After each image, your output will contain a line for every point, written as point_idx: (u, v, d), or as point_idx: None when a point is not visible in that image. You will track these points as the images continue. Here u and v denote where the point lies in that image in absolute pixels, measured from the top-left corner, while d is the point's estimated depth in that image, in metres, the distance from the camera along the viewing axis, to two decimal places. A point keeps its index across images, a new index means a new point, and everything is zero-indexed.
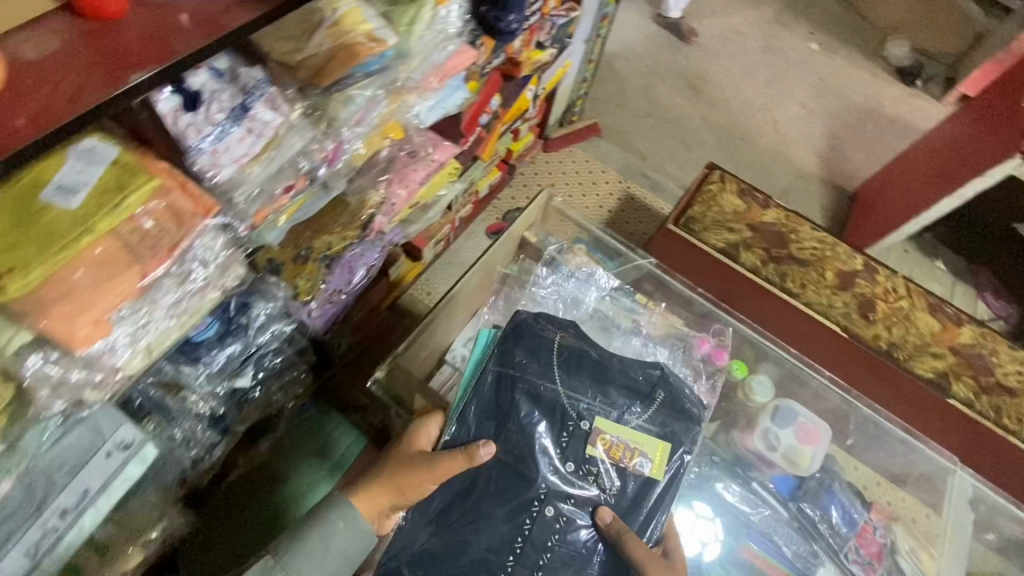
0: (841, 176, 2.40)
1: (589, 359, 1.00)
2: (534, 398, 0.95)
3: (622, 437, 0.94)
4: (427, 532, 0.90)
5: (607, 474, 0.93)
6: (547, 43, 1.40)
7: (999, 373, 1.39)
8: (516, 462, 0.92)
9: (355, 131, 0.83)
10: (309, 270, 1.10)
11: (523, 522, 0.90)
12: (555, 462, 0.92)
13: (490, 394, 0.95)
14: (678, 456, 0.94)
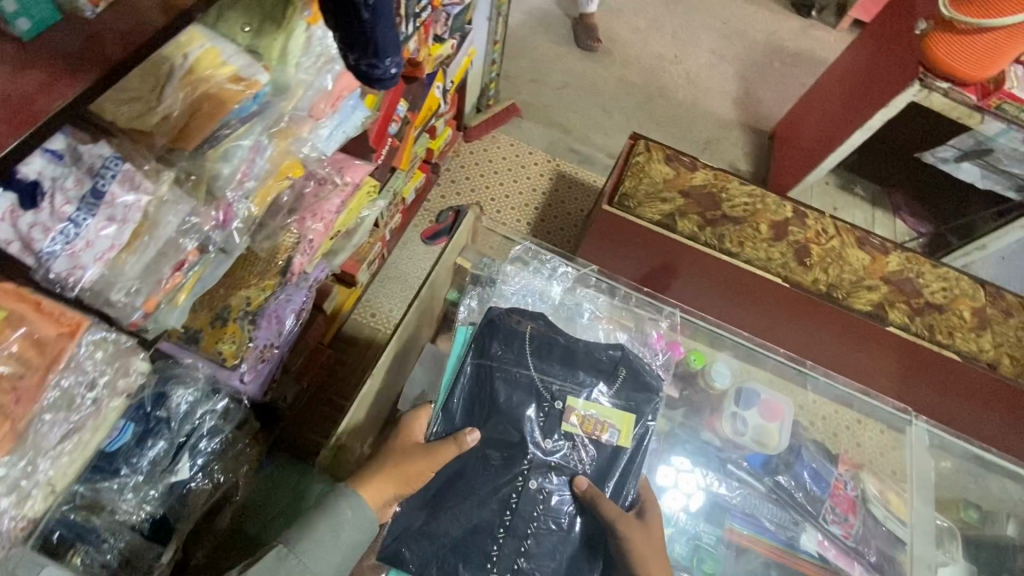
0: (758, 118, 2.44)
1: (558, 340, 0.93)
2: (507, 387, 0.88)
3: (595, 412, 0.88)
4: (424, 514, 0.82)
5: (582, 449, 0.86)
6: (445, 36, 1.31)
7: (927, 293, 1.47)
8: (497, 446, 0.85)
9: (241, 188, 0.72)
10: (231, 331, 1.01)
11: (502, 506, 0.82)
12: (534, 444, 0.86)
13: (467, 390, 0.88)
14: (642, 423, 0.88)
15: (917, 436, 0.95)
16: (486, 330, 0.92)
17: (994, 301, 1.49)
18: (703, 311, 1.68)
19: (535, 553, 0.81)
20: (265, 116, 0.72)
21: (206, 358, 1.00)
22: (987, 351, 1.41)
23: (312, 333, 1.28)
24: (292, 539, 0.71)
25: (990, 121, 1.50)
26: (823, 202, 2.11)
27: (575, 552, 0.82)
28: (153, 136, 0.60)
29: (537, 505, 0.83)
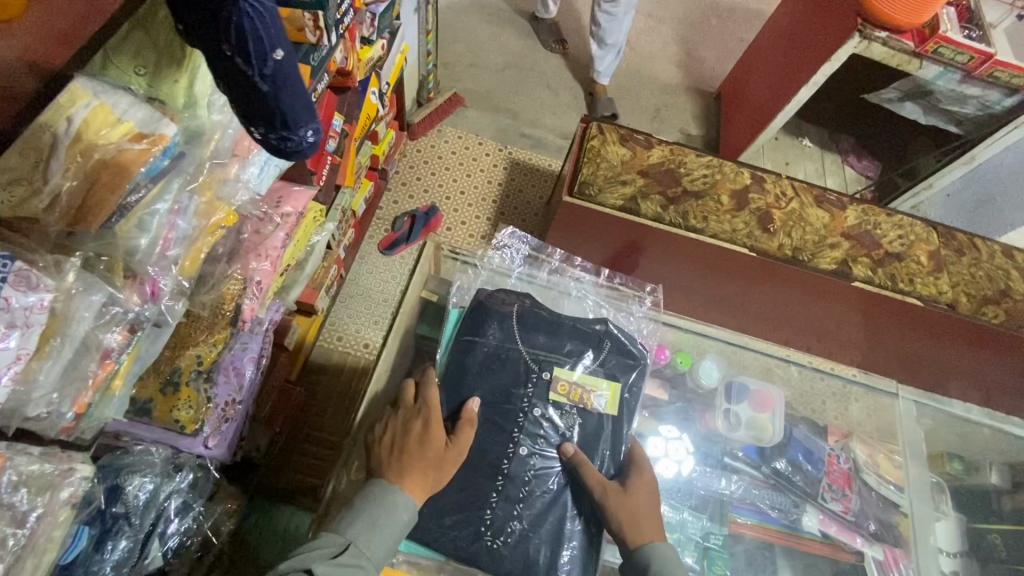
0: (702, 79, 2.42)
1: (543, 312, 0.88)
2: (494, 362, 0.82)
3: (582, 381, 0.83)
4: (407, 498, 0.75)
5: (570, 417, 0.81)
6: (373, 37, 1.21)
7: (886, 244, 1.50)
8: (485, 415, 0.80)
9: (166, 259, 0.64)
10: (186, 396, 0.91)
11: (491, 471, 0.77)
12: (525, 414, 0.80)
13: (457, 369, 0.82)
14: (624, 383, 0.85)
15: (906, 409, 0.99)
16: (473, 310, 0.87)
17: (946, 242, 1.54)
18: (676, 286, 1.66)
19: (528, 515, 0.76)
20: (180, 170, 0.63)
21: (162, 430, 0.89)
22: (946, 292, 1.46)
23: (277, 375, 1.20)
24: (356, 534, 0.65)
25: (929, 65, 1.52)
26: (775, 159, 2.12)
27: (567, 512, 0.77)
28: (46, 222, 0.52)
29: (529, 468, 0.78)
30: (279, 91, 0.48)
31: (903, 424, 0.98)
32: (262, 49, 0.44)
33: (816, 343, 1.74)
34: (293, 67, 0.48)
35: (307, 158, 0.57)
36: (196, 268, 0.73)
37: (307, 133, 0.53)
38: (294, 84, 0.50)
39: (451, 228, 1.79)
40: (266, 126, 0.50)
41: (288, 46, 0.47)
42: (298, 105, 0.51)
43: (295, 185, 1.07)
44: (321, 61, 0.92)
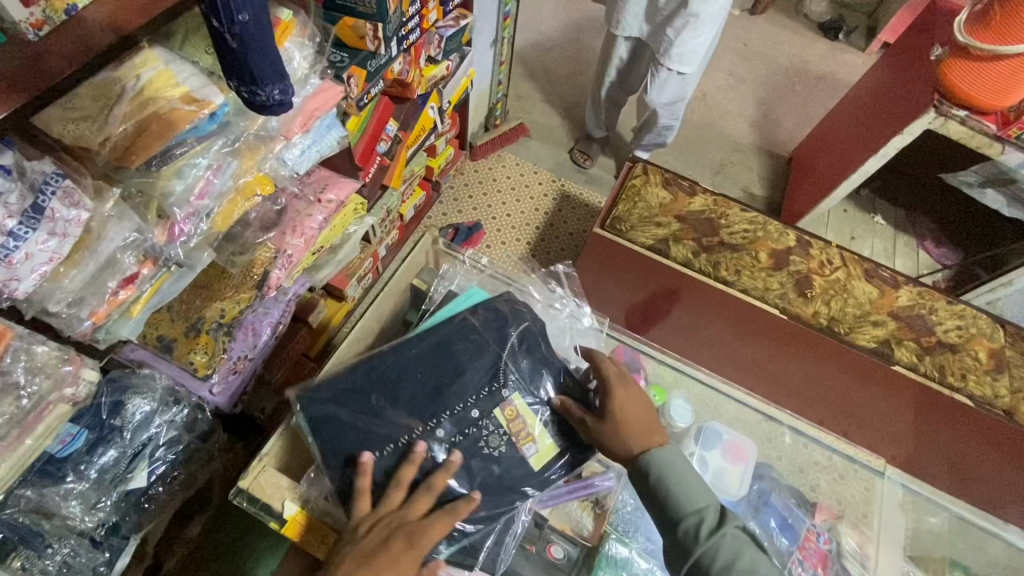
0: (776, 142, 2.38)
1: (544, 346, 0.85)
2: (472, 354, 0.82)
3: (531, 422, 0.79)
4: (326, 414, 0.77)
5: (498, 436, 0.78)
6: (439, 57, 1.33)
7: (939, 331, 1.38)
8: (429, 386, 0.79)
9: (197, 209, 0.74)
10: (204, 342, 1.02)
11: (399, 424, 0.76)
12: (460, 410, 0.78)
13: (440, 338, 0.83)
14: (555, 439, 0.80)
15: (891, 492, 0.93)
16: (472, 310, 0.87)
17: (1013, 343, 1.39)
18: (703, 338, 1.60)
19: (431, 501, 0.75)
20: (225, 134, 0.74)
21: (179, 367, 1.01)
22: (1004, 397, 1.31)
23: (295, 346, 1.27)
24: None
25: (1012, 152, 1.41)
26: (839, 231, 2.02)
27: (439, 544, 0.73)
28: (96, 151, 0.63)
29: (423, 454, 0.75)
30: (246, 49, 0.55)
31: (883, 510, 0.91)
32: (228, 9, 0.51)
33: (854, 430, 1.61)
34: (261, 31, 0.55)
35: (274, 113, 0.63)
36: (226, 225, 0.84)
37: (272, 89, 0.60)
38: (263, 46, 0.56)
39: (491, 246, 1.85)
40: (236, 79, 0.58)
41: (255, 13, 0.53)
42: (266, 67, 0.57)
43: (340, 176, 1.17)
44: (378, 68, 1.02)
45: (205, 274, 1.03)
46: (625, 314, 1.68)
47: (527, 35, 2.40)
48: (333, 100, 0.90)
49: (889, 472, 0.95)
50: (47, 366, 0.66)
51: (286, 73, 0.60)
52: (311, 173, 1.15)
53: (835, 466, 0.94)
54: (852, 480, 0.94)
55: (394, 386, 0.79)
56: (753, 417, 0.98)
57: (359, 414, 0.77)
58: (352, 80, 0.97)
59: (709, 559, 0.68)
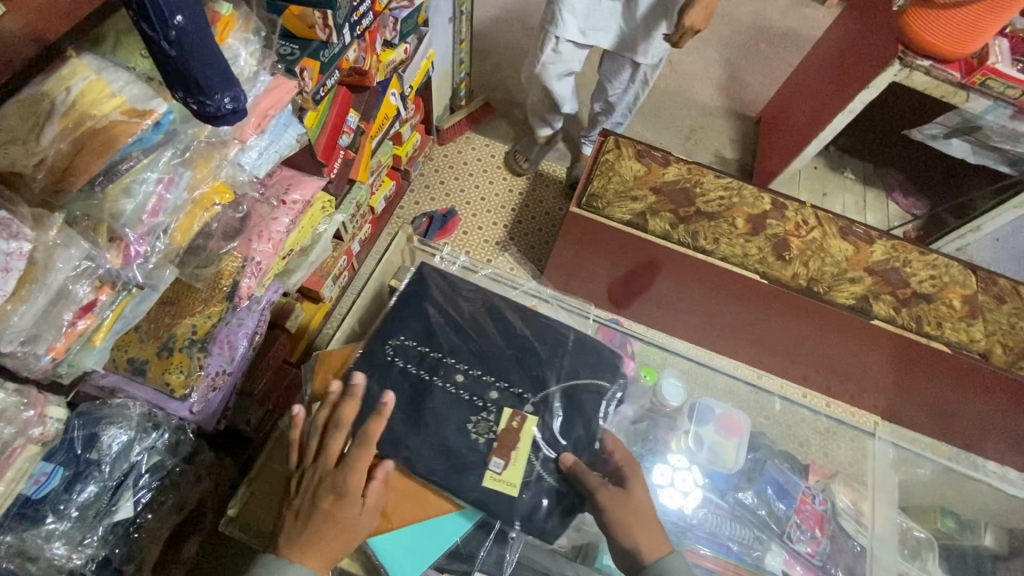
0: (744, 103, 2.37)
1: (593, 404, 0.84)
2: (537, 363, 0.86)
3: (526, 445, 0.80)
4: (411, 314, 0.87)
5: (492, 415, 0.81)
6: (396, 41, 1.27)
7: (914, 283, 1.41)
8: (487, 351, 0.86)
9: (152, 225, 0.70)
10: (178, 360, 0.98)
11: (434, 351, 0.85)
12: (483, 384, 0.83)
13: (527, 333, 0.89)
14: (533, 466, 0.79)
15: (881, 450, 0.94)
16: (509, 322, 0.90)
17: (985, 287, 1.43)
18: (686, 308, 1.61)
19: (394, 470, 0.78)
20: (173, 144, 0.69)
21: (153, 388, 0.98)
22: (979, 341, 1.36)
23: (275, 353, 1.24)
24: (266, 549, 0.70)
25: (976, 98, 1.43)
26: (812, 189, 2.03)
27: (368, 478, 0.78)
28: (31, 175, 0.58)
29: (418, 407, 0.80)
30: (186, 54, 0.52)
31: (876, 468, 0.92)
32: (160, 13, 0.48)
33: (837, 384, 1.65)
34: (200, 33, 0.52)
35: (230, 122, 0.61)
36: (187, 240, 0.80)
37: (222, 97, 0.57)
38: (205, 50, 0.53)
39: (468, 232, 1.82)
40: (181, 89, 0.55)
41: (191, 13, 0.51)
42: (211, 73, 0.55)
43: (304, 175, 1.13)
44: (331, 59, 0.97)
45: (172, 290, 0.98)
46: (607, 291, 1.68)
47: (485, 9, 2.31)
48: (287, 96, 0.86)
49: (877, 432, 0.97)
50: (7, 414, 0.62)
51: (235, 79, 0.58)
52: (272, 174, 1.11)
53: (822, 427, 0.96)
54: (844, 439, 0.95)
55: (459, 342, 0.86)
56: (742, 390, 1.00)
57: (419, 321, 0.87)
58: (306, 73, 0.92)
59: None
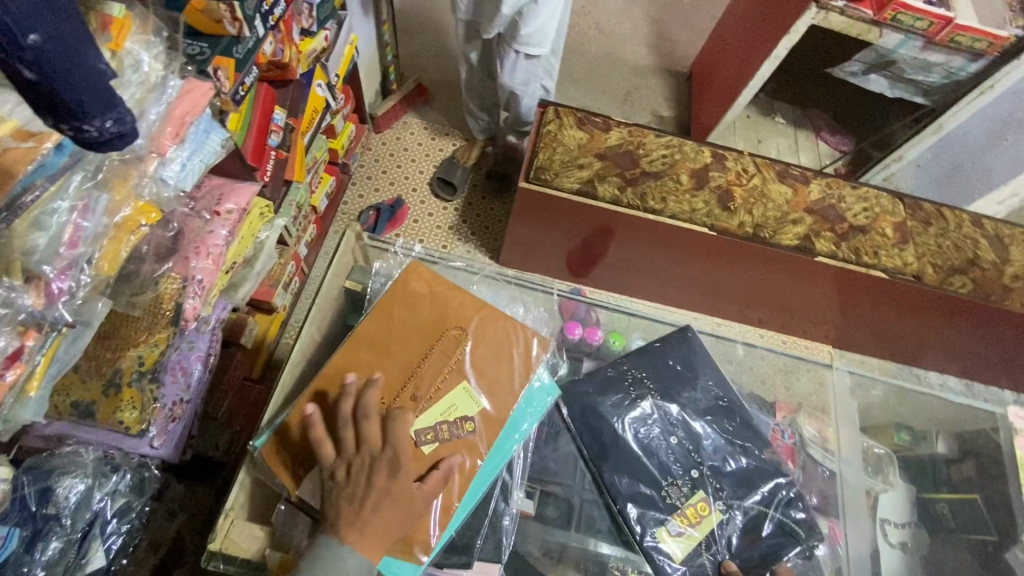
0: (674, 59, 2.40)
1: (793, 523, 0.83)
2: (748, 478, 0.86)
3: (699, 527, 0.82)
4: (657, 379, 0.93)
5: (677, 496, 0.84)
6: (314, 28, 1.20)
7: (850, 217, 1.48)
8: (712, 436, 0.88)
9: (73, 256, 0.65)
10: (129, 397, 0.92)
11: (658, 395, 0.91)
12: (687, 461, 0.87)
13: (759, 448, 0.88)
14: (702, 552, 0.81)
15: (840, 380, 1.00)
16: (408, 289, 0.85)
17: (912, 213, 1.53)
18: (644, 269, 1.64)
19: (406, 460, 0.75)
20: (81, 165, 0.64)
21: (107, 430, 0.91)
22: (912, 264, 1.45)
23: (234, 374, 1.19)
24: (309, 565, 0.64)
25: (888, 34, 1.49)
26: (747, 137, 2.10)
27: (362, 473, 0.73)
28: None
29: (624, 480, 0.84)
30: (49, 77, 0.48)
31: (836, 396, 0.98)
32: (12, 35, 0.44)
33: (790, 321, 1.75)
34: (62, 52, 0.48)
35: (118, 145, 0.58)
36: (115, 269, 0.74)
37: (103, 121, 0.54)
38: (71, 71, 0.49)
39: (418, 220, 1.78)
40: (51, 116, 0.50)
41: (48, 31, 0.46)
42: (84, 95, 0.51)
43: (236, 182, 1.07)
44: (246, 53, 0.90)
45: (109, 323, 0.92)
46: (566, 261, 1.69)
47: None
48: (203, 100, 0.80)
49: (834, 362, 1.02)
50: None
51: (114, 99, 0.54)
52: (201, 185, 1.04)
53: (784, 364, 1.01)
54: (806, 374, 1.00)
55: (688, 423, 0.90)
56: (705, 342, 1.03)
57: (676, 381, 0.93)
58: (222, 72, 0.86)
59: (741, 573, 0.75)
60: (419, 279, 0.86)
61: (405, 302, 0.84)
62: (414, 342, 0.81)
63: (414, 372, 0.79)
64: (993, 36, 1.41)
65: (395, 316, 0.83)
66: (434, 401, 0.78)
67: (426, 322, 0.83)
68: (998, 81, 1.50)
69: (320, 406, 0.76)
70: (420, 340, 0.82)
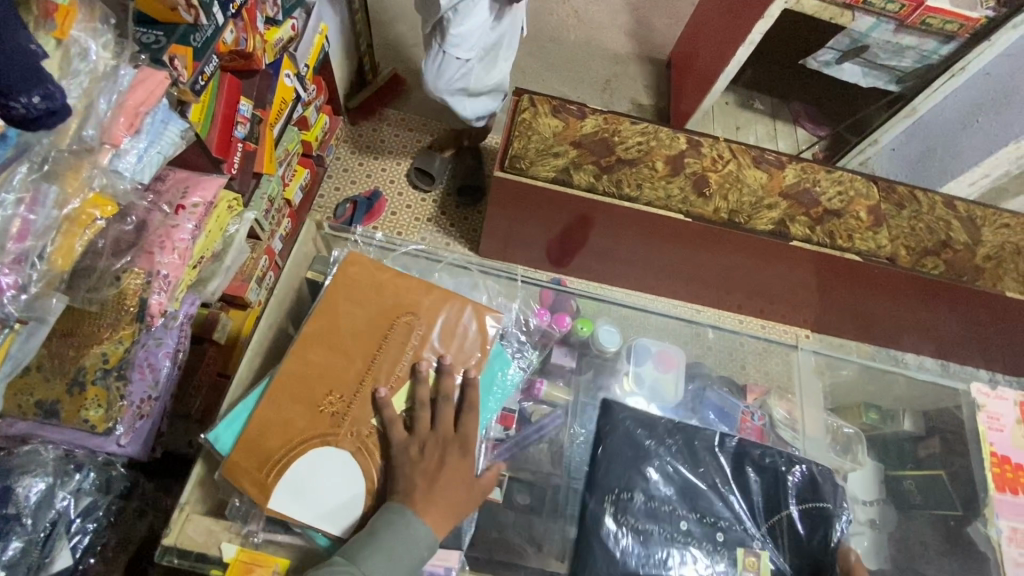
0: (653, 47, 2.39)
1: (820, 524, 0.78)
2: (749, 495, 0.80)
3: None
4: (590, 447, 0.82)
5: (711, 559, 0.76)
6: (280, 17, 1.18)
7: (825, 201, 1.49)
8: (696, 487, 0.80)
9: (22, 251, 0.64)
10: (94, 395, 0.91)
11: (619, 490, 0.79)
12: (697, 526, 0.78)
13: (735, 454, 0.83)
14: None
15: (805, 360, 1.00)
16: (350, 280, 0.80)
17: (886, 196, 1.54)
18: (623, 257, 1.64)
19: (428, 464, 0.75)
20: (24, 159, 0.63)
21: (72, 429, 0.90)
22: (885, 246, 1.47)
23: (208, 369, 1.17)
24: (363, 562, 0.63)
25: (861, 17, 1.49)
26: (725, 124, 2.10)
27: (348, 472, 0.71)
28: None
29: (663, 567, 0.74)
30: None
31: (800, 375, 0.98)
32: None
33: (769, 306, 1.76)
34: None
35: (49, 125, 0.57)
36: (70, 264, 0.73)
37: (29, 98, 0.53)
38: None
39: (396, 212, 1.76)
40: None
41: None
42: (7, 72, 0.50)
43: (202, 175, 1.05)
44: (205, 42, 0.89)
45: (69, 321, 0.91)
46: (546, 251, 1.68)
47: None
48: (159, 90, 0.78)
49: (801, 344, 1.03)
50: None
51: (40, 75, 0.53)
52: (166, 178, 1.03)
53: (752, 347, 1.02)
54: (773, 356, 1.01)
55: (664, 486, 0.80)
56: (676, 326, 1.03)
57: (625, 462, 0.81)
58: (179, 61, 0.85)
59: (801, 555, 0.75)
60: (359, 266, 0.81)
61: (352, 295, 0.79)
62: (365, 332, 0.78)
63: (372, 363, 0.76)
64: (964, 18, 1.41)
65: (342, 309, 0.78)
66: (398, 387, 0.75)
67: (376, 313, 0.79)
68: (970, 62, 1.52)
69: (282, 411, 0.72)
70: (372, 330, 0.78)
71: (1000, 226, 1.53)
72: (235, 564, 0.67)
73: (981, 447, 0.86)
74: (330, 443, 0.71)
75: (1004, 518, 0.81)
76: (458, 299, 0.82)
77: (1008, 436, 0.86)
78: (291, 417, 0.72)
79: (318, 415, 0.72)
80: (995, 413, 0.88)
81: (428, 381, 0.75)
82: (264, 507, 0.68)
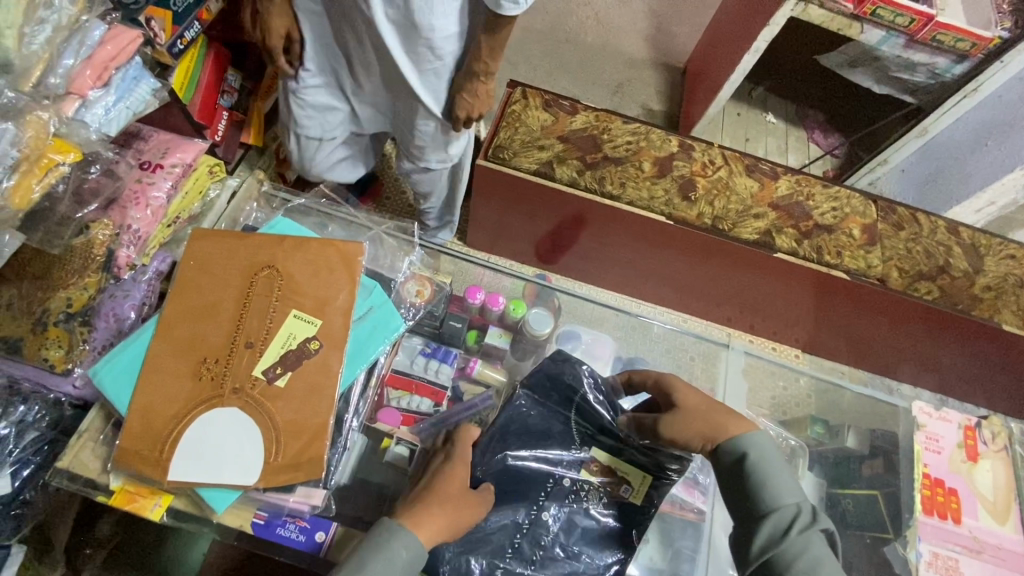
0: (671, 53, 2.37)
1: (585, 399, 0.82)
2: (540, 432, 0.82)
3: (611, 466, 0.79)
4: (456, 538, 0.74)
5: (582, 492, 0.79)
6: None
7: (816, 215, 1.45)
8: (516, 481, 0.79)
9: None
10: (55, 335, 0.93)
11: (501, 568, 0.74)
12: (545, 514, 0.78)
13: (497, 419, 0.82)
14: (640, 464, 0.78)
15: (734, 359, 0.98)
16: (225, 239, 0.77)
17: (884, 216, 1.48)
18: (611, 258, 1.62)
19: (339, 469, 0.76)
20: None
21: (32, 366, 0.92)
22: (876, 267, 1.41)
23: None
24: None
25: (870, 29, 1.45)
26: (734, 135, 2.05)
27: (233, 432, 0.68)
28: None
29: (550, 528, 0.77)
30: None
31: (726, 374, 0.97)
32: None
33: (760, 322, 1.71)
34: None
35: None
36: (27, 205, 0.76)
37: None
38: None
39: (391, 197, 1.78)
40: None
41: None
42: None
43: (184, 138, 1.10)
44: (186, 7, 0.96)
45: (37, 264, 0.93)
46: (534, 247, 1.67)
47: None
48: (130, 47, 0.85)
49: (731, 342, 1.00)
50: None
51: None
52: (150, 139, 1.08)
53: (695, 346, 0.99)
54: (708, 357, 0.99)
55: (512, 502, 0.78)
56: (618, 319, 1.02)
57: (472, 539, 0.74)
58: (155, 21, 0.91)
59: (772, 544, 0.63)
60: (206, 240, 0.77)
61: (201, 269, 0.75)
62: (231, 292, 0.74)
63: (239, 323, 0.72)
64: (976, 36, 1.36)
65: (218, 270, 0.75)
66: (269, 341, 0.72)
67: (232, 274, 0.75)
68: (983, 84, 1.45)
69: (161, 389, 0.69)
70: (232, 291, 0.74)
71: (1004, 257, 1.46)
72: (121, 495, 0.68)
73: (914, 467, 0.83)
74: (216, 406, 0.68)
75: (925, 542, 0.78)
76: (315, 246, 0.78)
77: (944, 459, 0.84)
78: (171, 394, 0.69)
79: (200, 384, 0.69)
80: (934, 433, 0.86)
81: (312, 329, 0.73)
82: (165, 481, 0.66)
